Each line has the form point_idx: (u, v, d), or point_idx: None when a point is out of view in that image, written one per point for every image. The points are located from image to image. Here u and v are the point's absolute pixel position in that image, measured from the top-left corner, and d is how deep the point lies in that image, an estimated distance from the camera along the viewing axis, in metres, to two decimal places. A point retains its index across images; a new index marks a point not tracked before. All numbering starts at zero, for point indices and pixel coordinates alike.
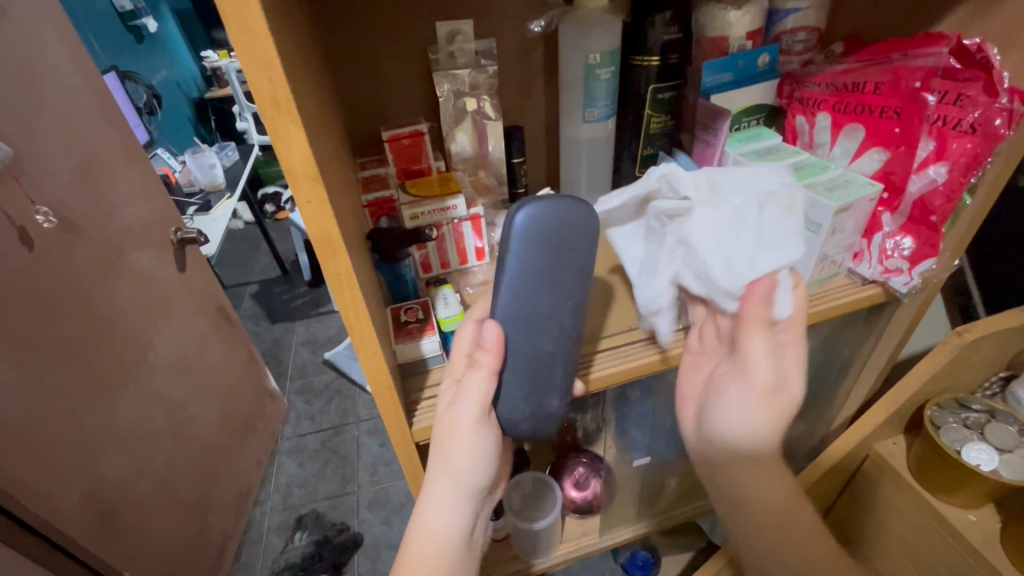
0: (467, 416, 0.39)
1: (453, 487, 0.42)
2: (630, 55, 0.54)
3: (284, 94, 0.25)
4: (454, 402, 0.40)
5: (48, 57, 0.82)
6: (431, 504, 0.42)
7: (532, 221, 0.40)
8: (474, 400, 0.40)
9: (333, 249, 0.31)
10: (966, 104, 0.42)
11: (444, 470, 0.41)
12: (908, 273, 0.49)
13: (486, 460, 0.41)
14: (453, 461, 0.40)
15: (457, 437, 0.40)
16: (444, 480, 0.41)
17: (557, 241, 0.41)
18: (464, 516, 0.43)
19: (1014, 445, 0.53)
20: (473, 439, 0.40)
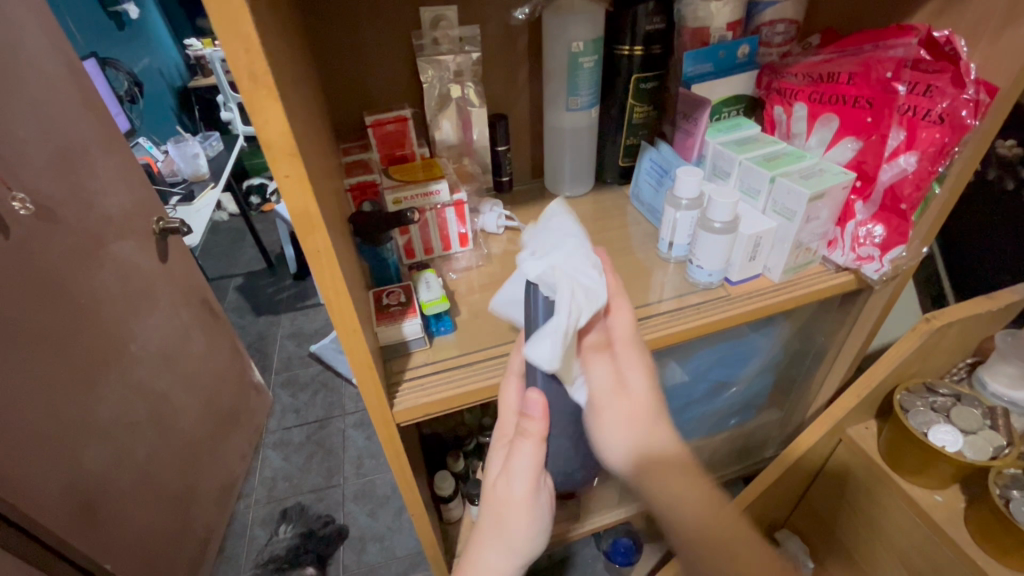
0: (521, 485, 0.42)
1: (503, 549, 0.44)
2: (612, 45, 0.55)
3: (261, 69, 0.26)
4: (508, 472, 0.43)
5: (25, 42, 0.80)
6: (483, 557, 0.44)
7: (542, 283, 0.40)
8: (524, 472, 0.42)
9: (311, 226, 0.31)
10: (935, 95, 0.44)
11: (502, 537, 0.43)
12: (879, 260, 0.50)
13: (541, 526, 0.44)
14: (509, 529, 0.43)
15: (513, 506, 0.43)
16: (497, 541, 0.44)
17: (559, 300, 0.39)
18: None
19: (977, 427, 0.55)
20: (531, 508, 0.43)
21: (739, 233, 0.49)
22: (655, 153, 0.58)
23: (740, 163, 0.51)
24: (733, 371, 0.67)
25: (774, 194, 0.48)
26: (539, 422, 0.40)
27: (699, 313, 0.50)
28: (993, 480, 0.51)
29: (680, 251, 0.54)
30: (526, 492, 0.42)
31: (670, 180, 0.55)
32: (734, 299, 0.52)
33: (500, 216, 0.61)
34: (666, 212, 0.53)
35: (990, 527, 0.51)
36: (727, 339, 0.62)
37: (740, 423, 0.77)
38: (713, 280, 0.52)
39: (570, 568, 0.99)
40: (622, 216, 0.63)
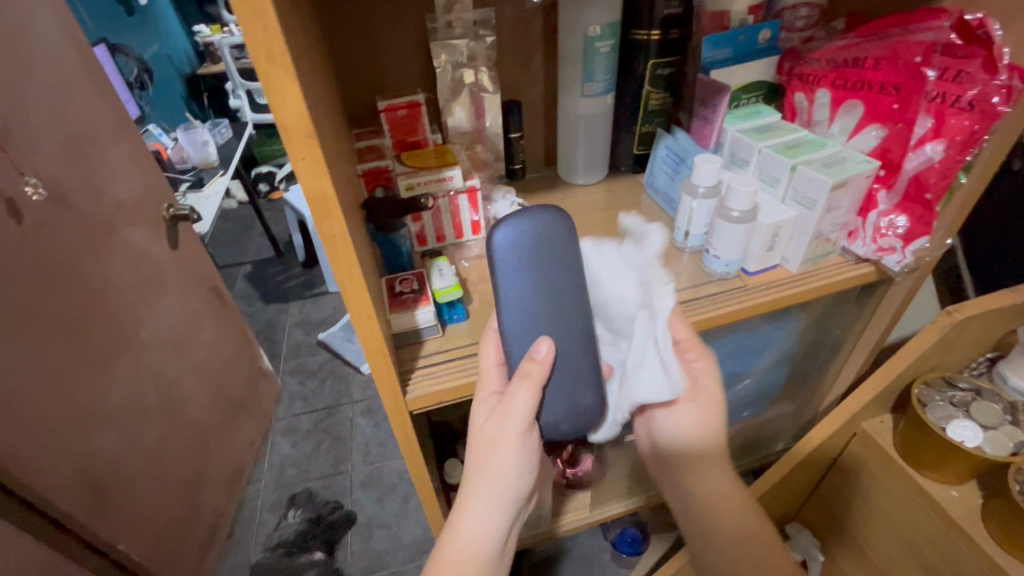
0: (516, 425, 0.41)
1: (495, 494, 0.42)
2: (629, 29, 0.53)
3: (278, 48, 0.25)
4: (502, 412, 0.41)
5: (36, 27, 0.80)
6: (471, 505, 0.42)
7: (512, 242, 0.40)
8: (521, 411, 0.40)
9: (326, 210, 0.31)
10: (966, 81, 0.42)
11: (489, 480, 0.42)
12: (901, 251, 0.49)
13: (526, 468, 0.42)
14: (494, 467, 0.41)
15: (504, 444, 0.41)
16: (489, 486, 0.42)
17: (541, 247, 0.40)
18: (500, 525, 0.43)
19: (998, 422, 0.54)
20: (519, 449, 0.41)
21: (758, 222, 0.48)
22: (671, 141, 0.57)
23: (760, 151, 0.50)
24: (747, 363, 0.66)
25: (794, 183, 0.48)
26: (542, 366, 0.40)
27: (714, 305, 0.50)
28: (1014, 475, 0.50)
29: (696, 240, 0.53)
30: (519, 431, 0.41)
31: (687, 168, 0.54)
32: (750, 291, 0.51)
33: (513, 203, 0.60)
34: (682, 201, 0.52)
35: (1007, 523, 0.50)
36: (741, 331, 0.61)
37: (753, 415, 0.77)
38: (730, 271, 0.51)
39: (576, 557, 0.99)
40: (636, 205, 0.62)
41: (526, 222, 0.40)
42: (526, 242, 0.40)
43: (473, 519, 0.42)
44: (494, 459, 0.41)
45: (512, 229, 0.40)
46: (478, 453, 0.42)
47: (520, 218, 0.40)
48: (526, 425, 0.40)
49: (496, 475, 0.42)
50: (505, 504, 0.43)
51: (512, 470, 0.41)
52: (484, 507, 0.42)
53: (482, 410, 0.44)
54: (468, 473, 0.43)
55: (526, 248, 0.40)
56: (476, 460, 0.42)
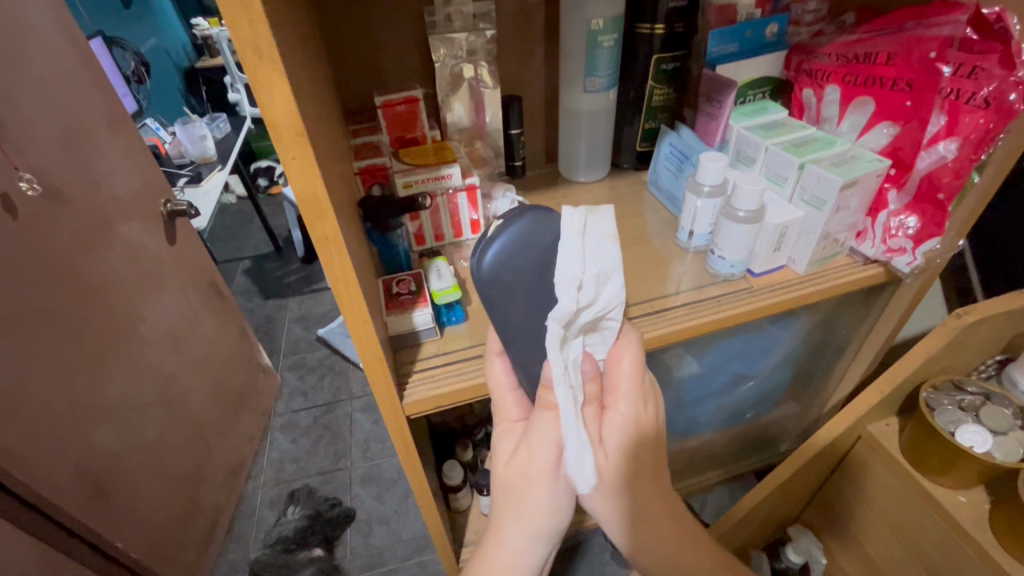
0: (545, 458, 0.38)
1: (528, 528, 0.40)
2: (633, 23, 0.52)
3: (266, 40, 0.24)
4: (531, 445, 0.39)
5: (30, 18, 0.79)
6: (503, 537, 0.41)
7: (500, 264, 0.35)
8: (549, 445, 0.38)
9: (319, 211, 0.30)
10: (981, 77, 0.40)
11: (522, 516, 0.40)
12: (911, 253, 0.48)
13: (562, 502, 0.40)
14: (524, 502, 0.40)
15: (536, 478, 0.39)
16: (521, 524, 0.40)
17: (529, 267, 0.36)
18: (535, 556, 0.41)
19: (1008, 427, 0.53)
20: (552, 484, 0.39)
21: (765, 222, 0.47)
22: (675, 138, 0.55)
23: (767, 149, 0.48)
24: (752, 364, 0.65)
25: (803, 182, 0.46)
26: (595, 383, 0.38)
27: (719, 306, 0.49)
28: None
29: (701, 240, 0.52)
30: (549, 465, 0.38)
31: (691, 166, 0.53)
32: (756, 292, 0.49)
33: (513, 202, 0.58)
34: (687, 200, 0.50)
35: (1015, 528, 0.49)
36: (745, 332, 0.60)
37: (755, 416, 0.76)
38: (735, 272, 0.50)
39: (577, 555, 0.98)
40: (639, 203, 0.61)
41: (514, 234, 0.35)
42: (511, 261, 0.35)
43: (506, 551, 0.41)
44: (525, 495, 0.39)
45: (501, 244, 0.35)
46: (508, 486, 0.40)
47: (509, 230, 0.35)
48: (555, 458, 0.38)
49: (528, 510, 0.40)
50: (542, 538, 0.41)
51: (545, 505, 0.39)
52: (516, 540, 0.40)
53: (505, 443, 0.42)
54: (499, 505, 0.41)
55: (512, 266, 0.35)
56: (506, 493, 0.41)
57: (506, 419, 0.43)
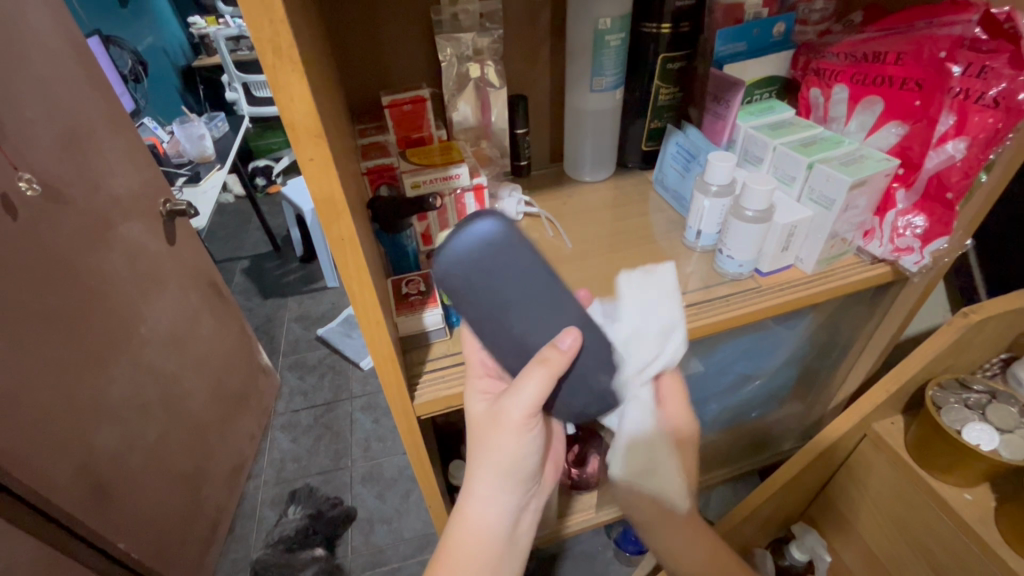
0: (520, 409, 0.38)
1: (497, 477, 0.41)
2: (640, 22, 0.52)
3: (288, 42, 0.24)
4: (506, 396, 0.38)
5: (28, 17, 0.78)
6: (475, 491, 0.42)
7: (467, 250, 0.36)
8: (528, 397, 0.37)
9: (335, 212, 0.30)
10: (991, 77, 0.40)
11: (493, 466, 0.41)
12: (919, 252, 0.48)
13: (529, 450, 0.41)
14: (495, 451, 0.40)
15: (505, 428, 0.39)
16: (489, 471, 0.41)
17: (495, 255, 0.36)
18: (507, 507, 0.42)
19: (1015, 425, 0.53)
20: (522, 433, 0.39)
21: (774, 222, 0.47)
22: (681, 138, 0.55)
23: (775, 148, 0.49)
24: (758, 362, 0.65)
25: (811, 181, 0.46)
26: (563, 357, 0.36)
27: (728, 306, 0.49)
28: None
29: (709, 240, 0.52)
30: (523, 415, 0.38)
31: (699, 165, 0.53)
32: (764, 291, 0.50)
33: (520, 201, 0.58)
34: (695, 199, 0.50)
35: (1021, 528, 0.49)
36: (751, 331, 0.60)
37: (761, 415, 0.76)
38: (743, 271, 0.50)
39: (578, 553, 0.99)
40: (644, 202, 0.61)
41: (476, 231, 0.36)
42: (483, 253, 0.36)
43: (481, 505, 0.42)
44: (494, 446, 0.40)
45: (470, 236, 0.36)
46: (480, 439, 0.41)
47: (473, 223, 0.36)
48: (532, 409, 0.38)
49: (499, 463, 0.41)
50: (506, 487, 0.42)
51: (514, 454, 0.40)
52: (489, 492, 0.42)
53: (477, 395, 0.42)
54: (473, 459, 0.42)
55: (486, 254, 0.36)
56: (479, 446, 0.41)
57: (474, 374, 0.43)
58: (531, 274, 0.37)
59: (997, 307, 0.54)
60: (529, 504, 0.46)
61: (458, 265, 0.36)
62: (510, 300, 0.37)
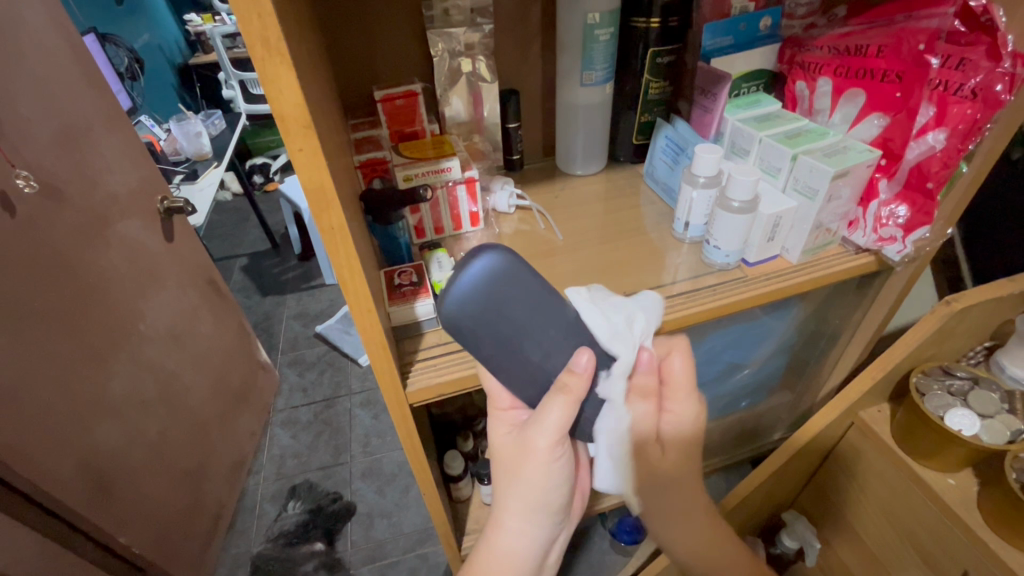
0: (546, 437, 0.39)
1: (526, 507, 0.42)
2: (628, 16, 0.52)
3: (275, 35, 0.24)
4: (531, 424, 0.39)
5: (24, 16, 0.79)
6: (505, 523, 0.43)
7: (467, 295, 0.36)
8: (552, 426, 0.38)
9: (325, 202, 0.30)
10: (969, 69, 0.42)
11: (523, 496, 0.42)
12: (902, 241, 0.49)
13: (557, 480, 0.41)
14: (523, 480, 0.41)
15: (532, 457, 0.40)
16: (518, 500, 0.42)
17: (493, 295, 0.37)
18: (537, 534, 0.43)
19: (995, 411, 0.55)
20: (549, 464, 0.40)
21: (759, 213, 0.48)
22: (670, 131, 0.56)
23: (761, 140, 0.49)
24: (747, 352, 0.66)
25: (796, 173, 0.47)
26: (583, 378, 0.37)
27: (715, 295, 0.50)
28: (1010, 463, 0.50)
29: (696, 231, 0.53)
30: (548, 445, 0.39)
31: (687, 158, 0.54)
32: (750, 281, 0.50)
33: (512, 194, 0.59)
34: (683, 191, 0.51)
35: (1006, 514, 0.50)
36: (740, 322, 0.61)
37: (751, 405, 0.78)
38: (730, 262, 0.51)
39: (575, 545, 1.00)
40: (635, 194, 0.62)
41: (475, 273, 0.37)
42: (485, 289, 0.37)
43: (511, 537, 0.43)
44: (521, 476, 0.41)
45: (470, 274, 0.37)
46: (505, 471, 0.43)
47: (472, 265, 0.37)
48: (557, 437, 0.39)
49: (529, 494, 0.42)
50: (535, 516, 0.43)
51: (544, 482, 0.41)
52: (515, 524, 0.43)
53: (502, 426, 0.45)
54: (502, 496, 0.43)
55: (485, 295, 0.37)
56: (504, 480, 0.43)
57: (499, 408, 0.45)
58: (535, 305, 0.38)
59: (979, 293, 0.55)
60: (560, 529, 0.47)
61: (460, 314, 0.37)
62: (521, 330, 0.38)
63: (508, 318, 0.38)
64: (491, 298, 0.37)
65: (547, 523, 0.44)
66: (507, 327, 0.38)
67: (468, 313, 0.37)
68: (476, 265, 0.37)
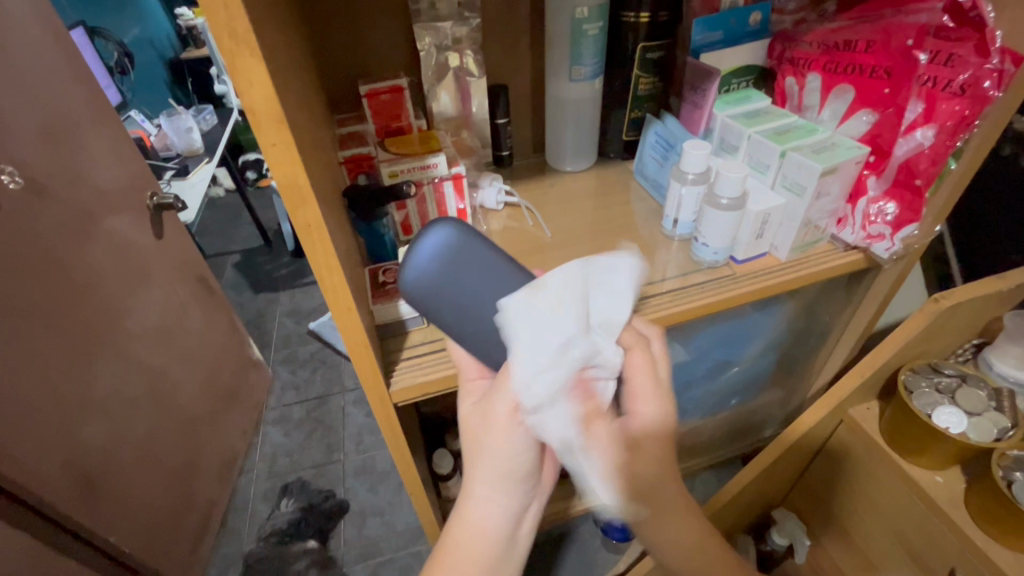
0: (504, 405, 0.36)
1: (492, 480, 0.39)
2: (618, 11, 0.52)
3: (243, 26, 0.24)
4: (493, 391, 0.36)
5: (7, 9, 0.77)
6: (470, 493, 0.40)
7: (424, 268, 0.37)
8: (512, 392, 0.35)
9: (301, 198, 0.30)
10: (957, 65, 0.41)
11: (487, 470, 0.38)
12: (890, 239, 0.49)
13: (523, 453, 0.38)
14: (484, 453, 0.38)
15: (493, 427, 0.36)
16: (483, 473, 0.39)
17: (449, 266, 0.38)
18: (505, 507, 0.40)
19: (983, 408, 0.55)
20: (511, 434, 0.37)
21: (747, 210, 0.47)
22: (660, 127, 0.56)
23: (750, 136, 0.49)
24: (737, 349, 0.66)
25: (784, 169, 0.47)
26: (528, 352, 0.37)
27: (703, 292, 0.49)
28: (998, 461, 0.50)
29: (685, 228, 0.53)
30: (509, 413, 0.36)
31: (676, 154, 0.53)
32: (738, 278, 0.50)
33: (500, 191, 0.59)
34: (672, 187, 0.51)
35: (991, 510, 0.50)
36: (731, 320, 0.61)
37: (742, 402, 0.78)
38: (719, 259, 0.50)
39: (569, 543, 1.00)
40: (624, 191, 0.61)
41: (433, 243, 0.38)
42: (441, 261, 0.38)
43: (479, 508, 0.40)
44: (483, 448, 0.38)
45: (425, 247, 0.38)
46: (469, 442, 0.39)
47: (428, 237, 0.38)
48: (515, 407, 0.35)
49: (495, 467, 0.38)
50: (502, 488, 0.39)
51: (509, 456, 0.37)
52: (482, 495, 0.40)
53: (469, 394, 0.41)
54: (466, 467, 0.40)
55: (442, 265, 0.38)
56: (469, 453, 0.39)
57: (468, 377, 0.42)
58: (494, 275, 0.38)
59: (969, 290, 0.54)
60: (534, 500, 0.43)
61: (418, 286, 0.38)
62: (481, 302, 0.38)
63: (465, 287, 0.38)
64: (448, 268, 0.38)
65: (518, 493, 0.41)
66: (464, 296, 0.38)
67: (424, 284, 0.38)
68: (428, 238, 0.38)
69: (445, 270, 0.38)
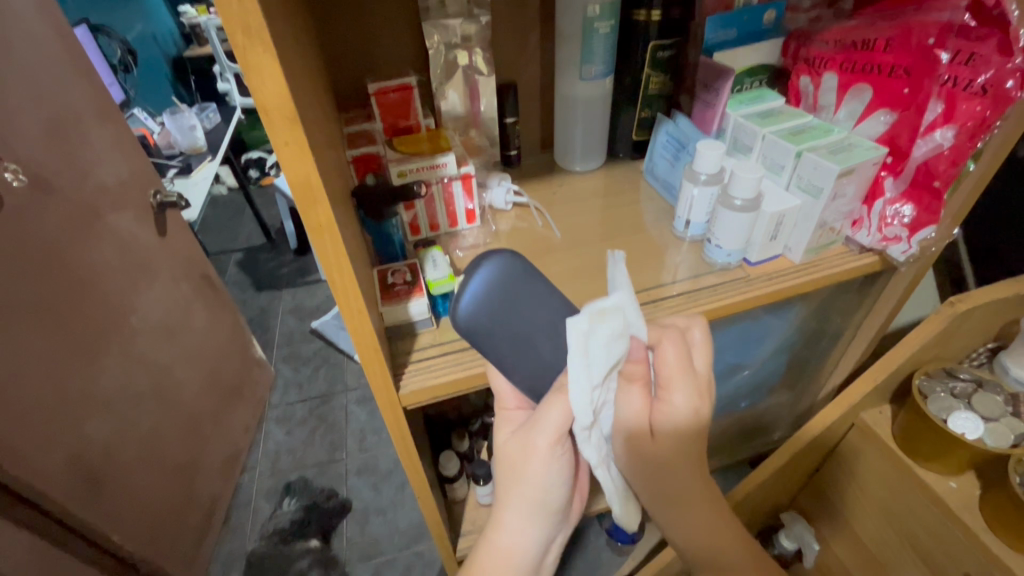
0: (545, 436, 0.38)
1: (526, 508, 0.40)
2: (629, 9, 0.51)
3: (257, 21, 0.23)
4: (532, 423, 0.38)
5: (12, 5, 0.77)
6: (502, 520, 0.41)
7: (476, 305, 0.36)
8: (552, 425, 0.37)
9: (312, 198, 0.29)
10: (979, 65, 0.40)
11: (522, 497, 0.40)
12: (907, 241, 0.48)
13: (558, 483, 0.40)
14: (522, 480, 0.39)
15: (533, 455, 0.38)
16: (519, 501, 0.40)
17: (501, 301, 0.37)
18: (535, 536, 0.41)
19: (999, 414, 0.54)
20: (549, 463, 0.39)
21: (762, 211, 0.46)
22: (671, 126, 0.55)
23: (764, 137, 0.48)
24: (748, 352, 0.66)
25: (800, 170, 0.46)
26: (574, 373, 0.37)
27: (717, 294, 0.49)
28: (1014, 466, 0.50)
29: (697, 229, 0.52)
30: (548, 444, 0.38)
31: (688, 154, 0.53)
32: (751, 281, 0.49)
33: (509, 190, 0.58)
34: (684, 188, 0.50)
35: (1004, 515, 0.50)
36: (741, 321, 0.60)
37: (750, 404, 0.77)
38: (731, 261, 0.50)
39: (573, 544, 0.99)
40: (634, 191, 0.61)
41: (482, 279, 0.37)
42: (495, 298, 0.37)
43: (510, 536, 0.41)
44: (521, 474, 0.39)
45: (471, 290, 0.36)
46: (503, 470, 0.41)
47: (476, 276, 0.37)
48: (558, 436, 0.37)
49: (529, 494, 0.40)
50: (535, 517, 0.41)
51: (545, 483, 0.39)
52: (514, 523, 0.41)
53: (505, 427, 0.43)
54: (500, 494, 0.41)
55: (494, 302, 0.37)
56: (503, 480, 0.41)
57: (505, 408, 0.44)
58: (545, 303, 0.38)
59: (985, 294, 0.54)
60: (559, 531, 0.45)
61: (473, 326, 0.37)
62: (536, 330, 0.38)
63: (519, 319, 0.37)
64: (500, 304, 0.37)
65: (546, 523, 0.42)
66: (522, 329, 0.37)
67: (479, 324, 0.37)
68: (474, 279, 0.36)
69: (495, 306, 0.37)
